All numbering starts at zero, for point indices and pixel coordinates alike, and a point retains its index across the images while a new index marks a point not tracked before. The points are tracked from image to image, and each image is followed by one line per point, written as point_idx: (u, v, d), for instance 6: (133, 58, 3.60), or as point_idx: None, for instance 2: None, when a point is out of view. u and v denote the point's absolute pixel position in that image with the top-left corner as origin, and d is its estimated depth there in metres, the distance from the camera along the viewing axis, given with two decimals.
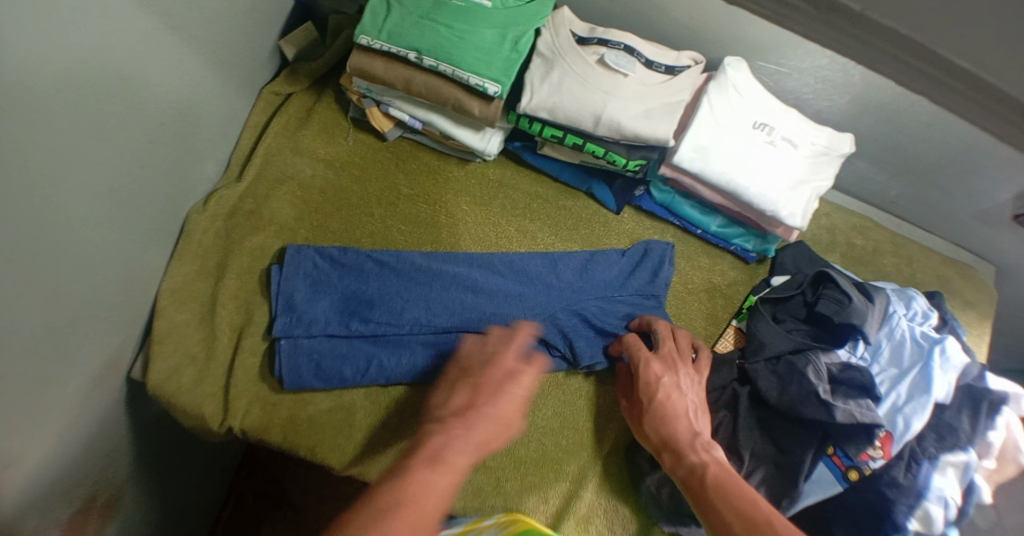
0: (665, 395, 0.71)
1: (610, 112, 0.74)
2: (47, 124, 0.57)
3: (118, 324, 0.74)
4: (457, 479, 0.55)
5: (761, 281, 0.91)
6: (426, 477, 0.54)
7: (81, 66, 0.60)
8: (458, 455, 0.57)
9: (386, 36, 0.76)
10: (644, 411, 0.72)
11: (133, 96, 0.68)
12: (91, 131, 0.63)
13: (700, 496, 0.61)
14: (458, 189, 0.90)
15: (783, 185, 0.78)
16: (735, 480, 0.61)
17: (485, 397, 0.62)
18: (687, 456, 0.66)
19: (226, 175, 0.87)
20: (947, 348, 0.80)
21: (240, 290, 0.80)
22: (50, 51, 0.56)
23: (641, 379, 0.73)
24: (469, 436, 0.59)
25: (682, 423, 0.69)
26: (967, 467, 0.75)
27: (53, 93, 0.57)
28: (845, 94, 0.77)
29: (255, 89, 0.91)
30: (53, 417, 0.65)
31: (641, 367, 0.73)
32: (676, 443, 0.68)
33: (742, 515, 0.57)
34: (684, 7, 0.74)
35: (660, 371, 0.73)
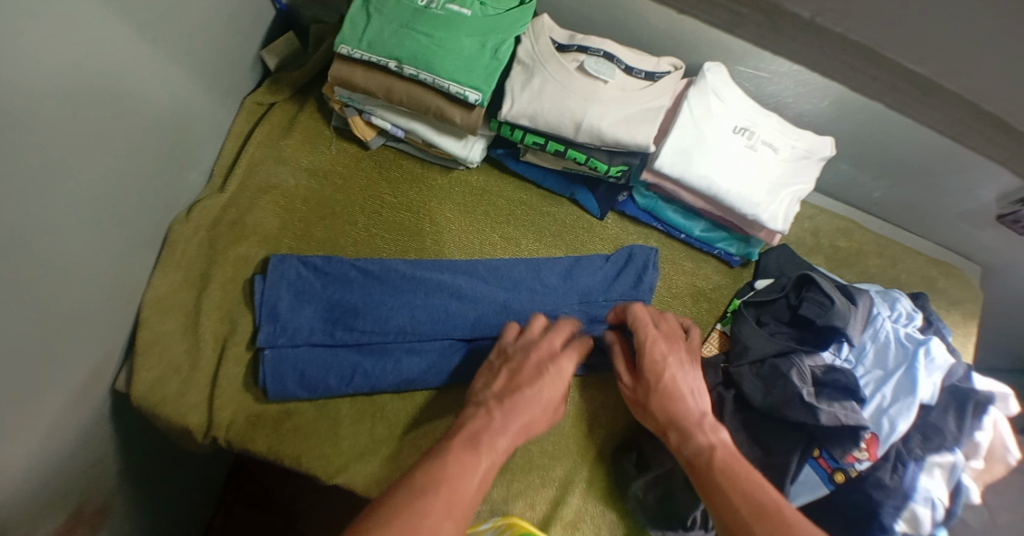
0: (670, 374, 0.71)
1: (589, 119, 0.75)
2: (28, 139, 0.57)
3: (100, 336, 0.73)
4: (493, 463, 0.60)
5: (746, 285, 0.91)
6: (466, 462, 0.58)
7: (58, 81, 0.59)
8: (502, 439, 0.62)
9: (366, 45, 0.76)
10: (650, 390, 0.71)
11: (114, 108, 0.68)
12: (69, 146, 0.63)
13: (707, 477, 0.63)
14: (442, 196, 0.90)
15: (764, 189, 0.78)
16: (740, 463, 0.63)
17: (528, 380, 0.67)
18: (694, 436, 0.67)
19: (209, 185, 0.86)
20: (931, 349, 0.80)
21: (224, 300, 0.80)
22: (31, 68, 0.56)
23: (644, 357, 0.72)
24: (515, 419, 0.64)
25: (688, 402, 0.69)
26: (954, 467, 0.76)
27: (34, 109, 0.57)
28: (825, 98, 0.77)
29: (238, 99, 0.91)
30: (34, 432, 0.64)
31: (643, 345, 0.72)
32: (682, 422, 0.68)
33: (750, 501, 0.58)
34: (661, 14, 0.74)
35: (665, 350, 0.72)
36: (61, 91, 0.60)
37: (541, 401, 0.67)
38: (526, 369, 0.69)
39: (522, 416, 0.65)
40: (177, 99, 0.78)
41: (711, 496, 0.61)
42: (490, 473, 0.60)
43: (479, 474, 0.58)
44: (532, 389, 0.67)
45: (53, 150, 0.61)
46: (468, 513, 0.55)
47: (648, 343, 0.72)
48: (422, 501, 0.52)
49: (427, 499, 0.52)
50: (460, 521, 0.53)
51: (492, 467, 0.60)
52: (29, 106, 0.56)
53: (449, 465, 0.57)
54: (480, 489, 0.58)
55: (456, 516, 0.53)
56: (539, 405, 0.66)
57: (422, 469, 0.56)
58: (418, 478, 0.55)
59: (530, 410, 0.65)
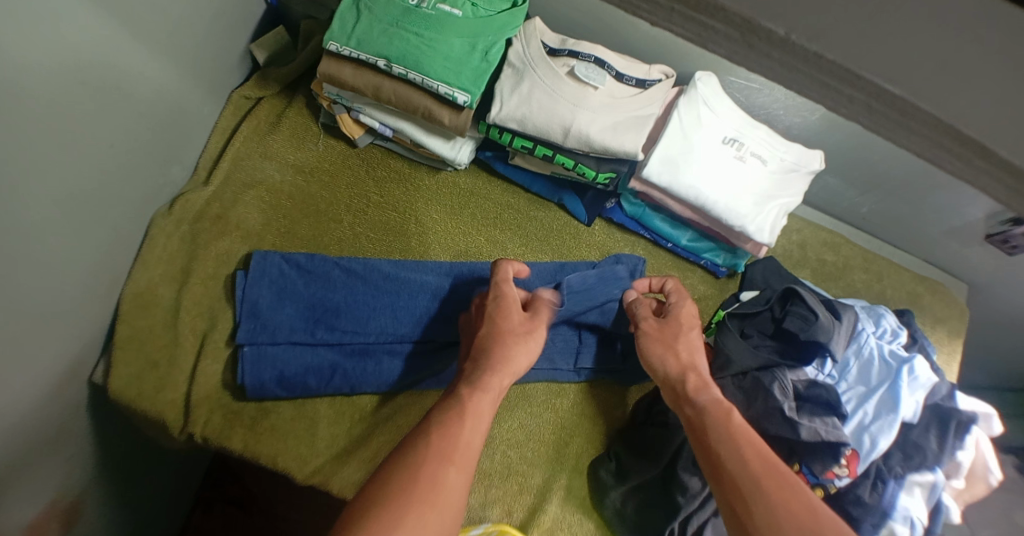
0: (690, 329, 0.76)
1: (578, 124, 0.75)
2: (9, 133, 0.57)
3: (74, 330, 0.71)
4: (484, 411, 0.61)
5: (731, 296, 0.91)
6: (447, 412, 0.59)
7: (30, 73, 0.57)
8: (487, 382, 0.64)
9: (355, 43, 0.76)
10: (672, 336, 0.75)
11: (96, 102, 0.67)
12: (44, 139, 0.61)
13: (702, 433, 0.64)
14: (429, 197, 0.90)
15: (750, 202, 0.79)
16: (729, 413, 0.65)
17: (485, 325, 0.70)
18: (705, 387, 0.69)
19: (193, 178, 0.86)
20: (915, 368, 0.80)
21: (205, 295, 0.79)
22: (13, 65, 0.55)
23: (678, 310, 0.77)
24: (494, 364, 0.66)
25: (700, 355, 0.73)
26: (934, 487, 0.75)
27: (15, 103, 0.57)
28: (815, 112, 0.74)
29: (226, 93, 0.91)
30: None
31: (680, 302, 0.78)
32: (696, 371, 0.71)
33: (756, 448, 0.60)
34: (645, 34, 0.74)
35: (693, 310, 0.78)
36: (32, 82, 0.58)
37: (512, 341, 0.69)
38: (479, 323, 0.71)
39: (494, 358, 0.66)
40: (158, 92, 0.76)
41: (712, 449, 0.62)
42: (486, 417, 0.61)
43: (470, 419, 0.59)
44: (493, 334, 0.69)
45: (24, 143, 0.59)
46: (473, 462, 0.56)
47: (690, 301, 0.78)
48: (410, 457, 0.53)
49: (419, 451, 0.54)
50: (463, 469, 0.54)
51: (483, 409, 0.61)
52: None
53: (436, 419, 0.58)
54: (479, 432, 0.59)
55: (457, 462, 0.54)
56: (511, 347, 0.68)
57: (413, 432, 0.57)
58: (411, 438, 0.56)
59: (503, 350, 0.67)
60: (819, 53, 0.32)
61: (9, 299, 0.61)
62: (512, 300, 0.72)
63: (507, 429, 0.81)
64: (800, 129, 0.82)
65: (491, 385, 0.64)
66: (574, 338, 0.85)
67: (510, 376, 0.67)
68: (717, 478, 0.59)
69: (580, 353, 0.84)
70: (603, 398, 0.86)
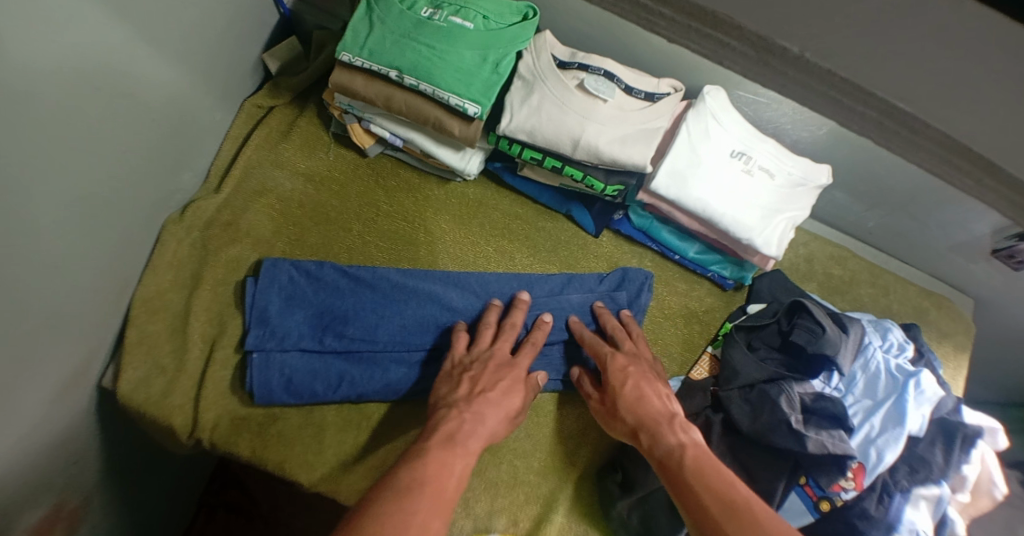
0: (636, 379, 0.73)
1: (587, 137, 0.75)
2: (33, 135, 0.59)
3: (85, 333, 0.72)
4: (469, 463, 0.61)
5: (738, 308, 0.91)
6: (444, 460, 0.58)
7: (34, 86, 0.57)
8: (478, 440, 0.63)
9: (368, 54, 0.76)
10: (615, 396, 0.73)
11: (114, 105, 0.68)
12: (65, 140, 0.63)
13: (679, 476, 0.62)
14: (439, 207, 0.90)
15: (759, 215, 0.78)
16: (711, 458, 0.63)
17: (491, 378, 0.70)
18: (665, 435, 0.67)
19: (204, 186, 0.86)
20: (921, 381, 0.80)
21: (214, 302, 0.80)
22: (40, 68, 0.57)
23: (610, 368, 0.75)
24: (482, 415, 0.66)
25: (656, 402, 0.71)
26: (940, 500, 0.76)
27: (40, 106, 0.58)
28: (822, 126, 0.78)
29: (238, 101, 0.91)
30: (4, 438, 0.62)
31: (607, 361, 0.76)
32: (652, 424, 0.69)
33: (719, 492, 0.58)
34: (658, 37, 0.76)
35: (626, 362, 0.75)
36: (55, 89, 0.60)
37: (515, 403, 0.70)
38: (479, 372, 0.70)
39: (495, 414, 0.67)
40: (174, 99, 0.78)
41: (684, 492, 0.60)
42: (465, 468, 0.60)
43: (456, 474, 0.58)
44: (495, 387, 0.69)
45: (27, 155, 0.58)
46: (449, 506, 0.55)
47: (614, 355, 0.76)
48: (407, 499, 0.52)
49: (408, 496, 0.53)
50: (445, 519, 0.53)
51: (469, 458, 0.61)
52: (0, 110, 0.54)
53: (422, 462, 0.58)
54: (460, 480, 0.58)
55: (440, 513, 0.53)
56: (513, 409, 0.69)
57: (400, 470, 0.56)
58: (401, 477, 0.55)
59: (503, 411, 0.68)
60: (828, 68, 0.49)
61: (15, 308, 0.60)
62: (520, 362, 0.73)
63: (514, 438, 0.81)
64: (808, 143, 0.83)
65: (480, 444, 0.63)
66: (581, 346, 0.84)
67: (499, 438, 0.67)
68: (697, 527, 0.57)
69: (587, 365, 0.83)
70: None
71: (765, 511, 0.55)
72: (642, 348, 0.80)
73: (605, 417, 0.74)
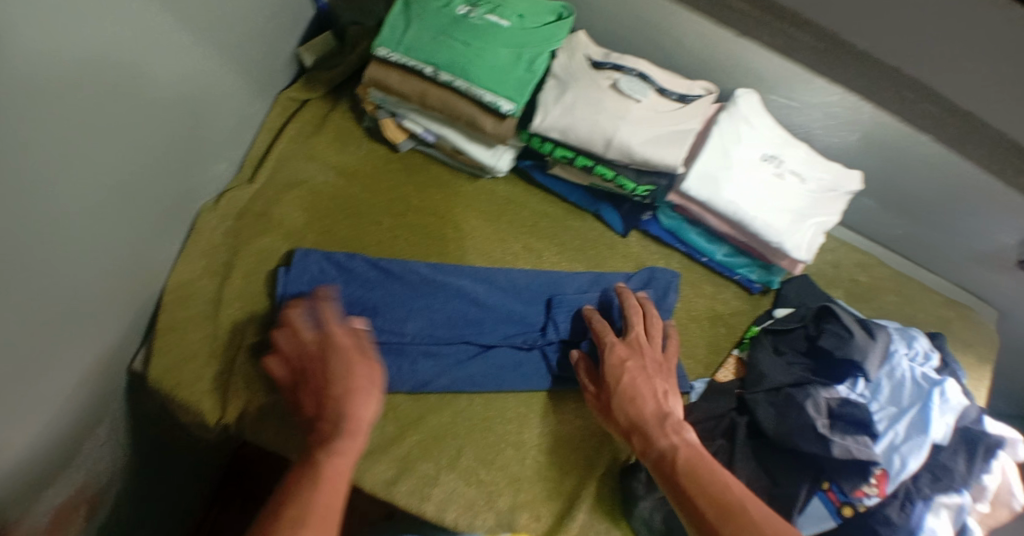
0: (633, 375, 0.74)
1: (620, 137, 0.75)
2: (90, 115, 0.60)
3: (121, 316, 0.73)
4: (342, 466, 0.57)
5: (763, 312, 0.91)
6: (308, 483, 0.55)
7: (94, 62, 0.59)
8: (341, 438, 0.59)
9: (404, 50, 0.77)
10: (612, 394, 0.73)
11: (162, 88, 0.69)
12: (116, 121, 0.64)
13: (671, 478, 0.63)
14: (468, 203, 0.91)
15: (791, 219, 0.78)
16: (705, 460, 0.64)
17: (325, 375, 0.64)
18: (658, 438, 0.67)
19: (238, 175, 0.87)
20: (946, 390, 0.81)
21: (244, 291, 0.80)
22: (100, 49, 0.59)
23: (609, 364, 0.75)
24: (353, 409, 0.61)
25: (651, 401, 0.71)
26: (961, 510, 0.76)
27: (99, 88, 0.60)
28: (855, 130, 0.80)
29: (273, 93, 0.92)
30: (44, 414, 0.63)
31: (608, 354, 0.76)
32: (645, 426, 0.69)
33: (715, 498, 0.59)
34: (692, 36, 0.78)
35: (624, 355, 0.75)
36: (113, 72, 0.61)
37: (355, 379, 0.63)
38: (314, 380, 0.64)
39: (341, 406, 0.61)
40: (216, 88, 0.79)
41: (682, 495, 0.61)
42: (345, 467, 0.57)
43: (326, 485, 0.55)
44: (331, 372, 0.63)
45: (84, 133, 0.60)
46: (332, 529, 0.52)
47: (613, 348, 0.75)
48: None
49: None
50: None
51: (340, 465, 0.57)
52: (62, 88, 0.55)
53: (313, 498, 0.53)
54: (340, 485, 0.56)
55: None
56: (358, 385, 0.63)
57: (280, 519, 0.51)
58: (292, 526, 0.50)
59: (347, 393, 0.62)
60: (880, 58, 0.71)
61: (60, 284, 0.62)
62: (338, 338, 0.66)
63: (537, 435, 0.82)
64: (838, 149, 0.85)
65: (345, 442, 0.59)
66: None
67: (367, 422, 0.62)
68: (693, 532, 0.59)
69: None
70: None
71: (759, 513, 0.57)
72: (647, 335, 0.79)
73: (603, 413, 0.75)
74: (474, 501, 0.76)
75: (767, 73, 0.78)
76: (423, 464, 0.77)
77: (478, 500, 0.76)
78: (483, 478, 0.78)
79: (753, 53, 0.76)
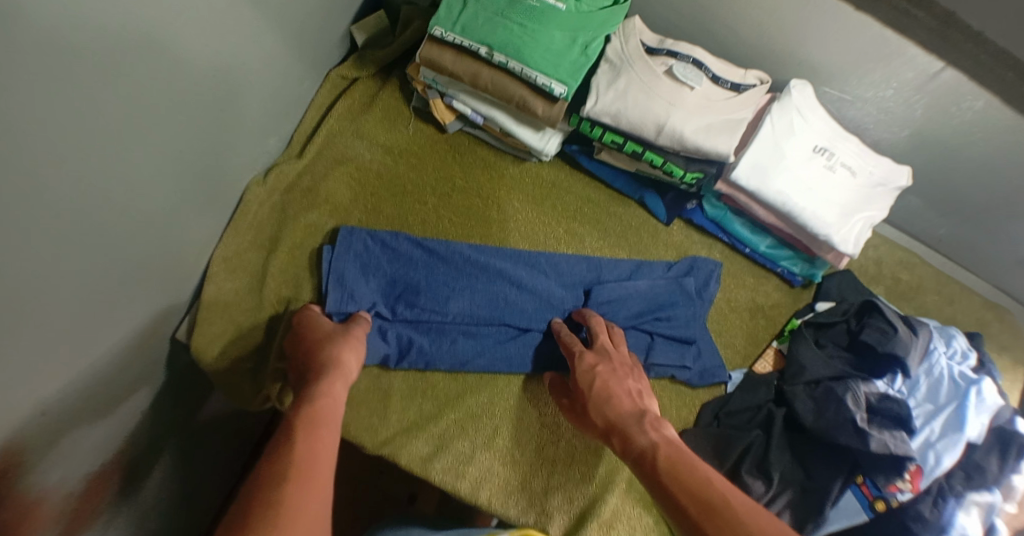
0: (605, 378, 0.71)
1: (672, 123, 0.75)
2: (160, 87, 0.60)
3: (173, 287, 0.74)
4: (331, 417, 0.58)
5: (806, 305, 0.92)
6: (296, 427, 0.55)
7: (167, 33, 0.59)
8: (328, 394, 0.60)
9: (459, 29, 0.78)
10: (585, 399, 0.70)
11: (225, 62, 0.69)
12: (181, 93, 0.64)
13: (654, 477, 0.58)
14: (512, 186, 0.91)
15: (840, 212, 0.78)
16: (686, 455, 0.60)
17: (310, 352, 0.67)
18: (637, 437, 0.64)
19: (287, 151, 0.88)
20: (983, 390, 0.80)
21: (290, 265, 0.82)
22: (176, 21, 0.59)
23: (579, 372, 0.72)
24: (336, 371, 0.63)
25: (625, 401, 0.68)
26: (991, 509, 0.76)
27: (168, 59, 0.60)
28: (906, 127, 0.80)
29: (324, 70, 0.92)
30: (96, 378, 0.63)
31: (576, 362, 0.73)
32: (622, 425, 0.66)
33: (694, 491, 0.55)
34: (753, 27, 0.77)
35: (594, 361, 0.73)
36: (183, 44, 0.61)
37: (341, 350, 0.66)
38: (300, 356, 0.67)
39: (328, 370, 0.63)
40: (272, 64, 0.79)
41: (666, 490, 0.57)
42: (334, 416, 0.58)
43: (315, 430, 0.55)
44: (318, 346, 0.67)
45: (152, 102, 0.60)
46: (321, 469, 0.51)
47: (579, 357, 0.73)
48: (269, 481, 0.48)
49: (304, 477, 0.49)
50: (315, 481, 0.49)
51: (329, 417, 0.58)
52: (137, 57, 0.56)
53: (305, 436, 0.53)
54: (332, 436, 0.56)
55: (306, 477, 0.49)
56: (344, 356, 0.66)
57: (279, 453, 0.51)
58: (292, 457, 0.51)
59: (333, 359, 0.65)
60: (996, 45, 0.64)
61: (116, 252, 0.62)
62: (322, 324, 0.71)
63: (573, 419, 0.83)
64: (889, 145, 0.85)
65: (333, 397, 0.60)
66: (646, 335, 0.84)
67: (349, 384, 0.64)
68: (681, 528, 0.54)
69: (651, 350, 0.83)
70: (670, 397, 0.86)
71: (741, 503, 0.53)
72: (610, 342, 0.77)
73: (580, 423, 0.72)
74: (509, 480, 0.77)
75: (826, 69, 0.78)
76: (459, 443, 0.78)
77: (513, 480, 0.78)
78: (517, 458, 0.79)
79: (815, 49, 0.76)
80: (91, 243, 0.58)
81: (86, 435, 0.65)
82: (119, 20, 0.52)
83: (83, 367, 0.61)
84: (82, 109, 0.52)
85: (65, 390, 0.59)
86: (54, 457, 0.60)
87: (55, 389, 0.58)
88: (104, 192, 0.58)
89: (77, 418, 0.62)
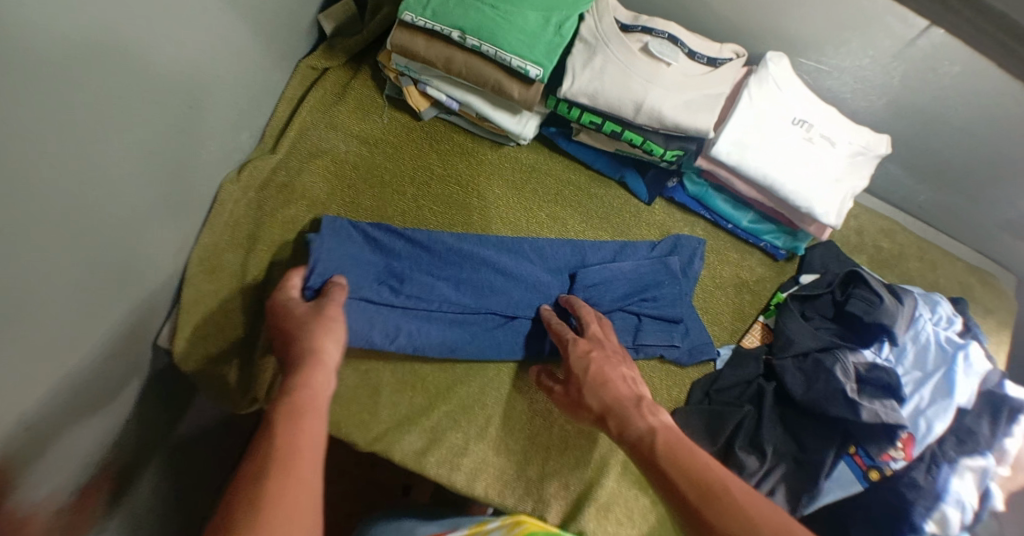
0: (600, 363, 0.69)
1: (651, 101, 0.74)
2: (126, 89, 0.58)
3: (149, 293, 0.72)
4: (315, 405, 0.54)
5: (790, 279, 0.92)
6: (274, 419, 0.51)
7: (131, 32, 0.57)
8: (309, 379, 0.56)
9: (431, 14, 0.76)
10: (580, 384, 0.69)
11: (193, 60, 0.67)
12: (149, 94, 0.62)
13: (653, 463, 0.58)
14: (492, 172, 0.90)
15: (821, 183, 0.78)
16: (684, 441, 0.59)
17: (292, 332, 0.62)
18: (634, 421, 0.63)
19: (259, 147, 0.86)
20: (970, 354, 0.80)
21: (268, 263, 0.80)
22: (139, 19, 0.57)
23: (572, 357, 0.71)
24: (316, 357, 0.58)
25: (622, 386, 0.67)
26: (985, 473, 0.76)
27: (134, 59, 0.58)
28: (884, 95, 0.80)
29: (293, 62, 0.91)
30: (72, 394, 0.61)
31: (569, 347, 0.72)
32: (618, 409, 0.65)
33: (697, 477, 0.54)
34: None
35: (588, 346, 0.72)
36: (148, 43, 0.59)
37: (323, 328, 0.62)
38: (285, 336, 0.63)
39: (309, 351, 0.59)
40: (240, 58, 0.77)
41: (666, 476, 0.56)
42: (315, 404, 0.54)
43: (295, 421, 0.51)
44: (298, 326, 0.63)
45: (116, 105, 0.58)
46: (308, 469, 0.48)
47: (573, 341, 0.72)
48: (253, 484, 0.46)
49: (285, 478, 0.46)
50: (300, 482, 0.46)
51: (312, 407, 0.54)
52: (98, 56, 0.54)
53: (287, 428, 0.50)
54: (316, 427, 0.52)
55: (290, 478, 0.46)
56: (326, 334, 0.62)
57: (257, 454, 0.48)
58: (273, 453, 0.48)
59: (313, 341, 0.60)
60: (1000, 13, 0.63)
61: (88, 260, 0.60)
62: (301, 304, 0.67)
63: None
64: (867, 114, 0.85)
65: (314, 382, 0.56)
66: (633, 316, 0.84)
67: (332, 362, 0.60)
68: (681, 515, 0.54)
69: (640, 331, 0.83)
70: (660, 377, 0.86)
71: (743, 489, 0.53)
72: (601, 327, 0.76)
73: (571, 408, 0.70)
74: (503, 470, 0.77)
75: (801, 39, 0.77)
76: (451, 435, 0.77)
77: (507, 470, 0.77)
78: (508, 447, 0.78)
79: (788, 18, 0.75)
80: (64, 247, 0.56)
81: (71, 449, 0.63)
82: (81, 16, 0.51)
83: (64, 379, 0.59)
84: (50, 110, 0.51)
85: (53, 400, 0.58)
86: (47, 470, 0.59)
87: (42, 399, 0.56)
88: (77, 192, 0.56)
89: (57, 436, 0.60)
